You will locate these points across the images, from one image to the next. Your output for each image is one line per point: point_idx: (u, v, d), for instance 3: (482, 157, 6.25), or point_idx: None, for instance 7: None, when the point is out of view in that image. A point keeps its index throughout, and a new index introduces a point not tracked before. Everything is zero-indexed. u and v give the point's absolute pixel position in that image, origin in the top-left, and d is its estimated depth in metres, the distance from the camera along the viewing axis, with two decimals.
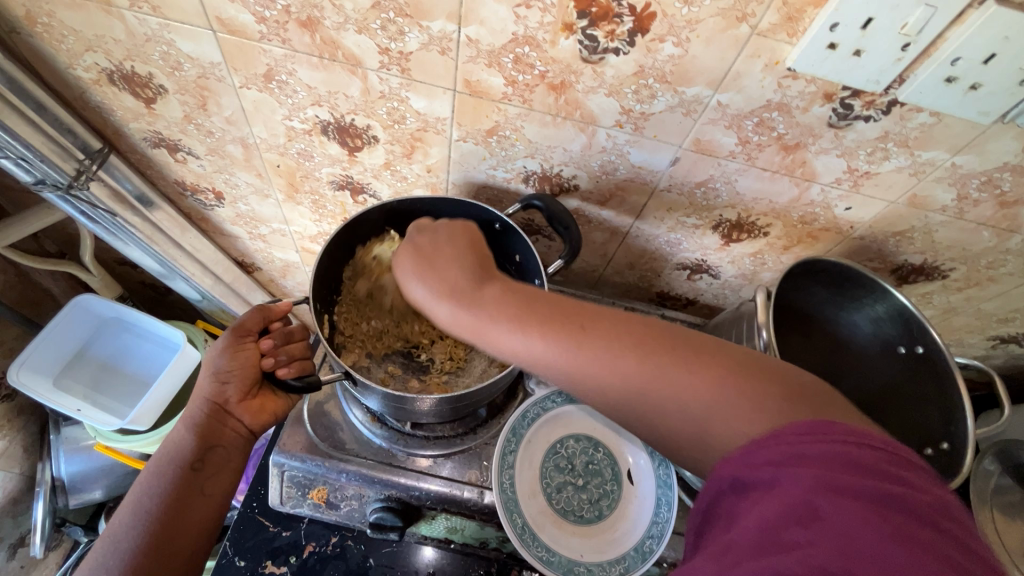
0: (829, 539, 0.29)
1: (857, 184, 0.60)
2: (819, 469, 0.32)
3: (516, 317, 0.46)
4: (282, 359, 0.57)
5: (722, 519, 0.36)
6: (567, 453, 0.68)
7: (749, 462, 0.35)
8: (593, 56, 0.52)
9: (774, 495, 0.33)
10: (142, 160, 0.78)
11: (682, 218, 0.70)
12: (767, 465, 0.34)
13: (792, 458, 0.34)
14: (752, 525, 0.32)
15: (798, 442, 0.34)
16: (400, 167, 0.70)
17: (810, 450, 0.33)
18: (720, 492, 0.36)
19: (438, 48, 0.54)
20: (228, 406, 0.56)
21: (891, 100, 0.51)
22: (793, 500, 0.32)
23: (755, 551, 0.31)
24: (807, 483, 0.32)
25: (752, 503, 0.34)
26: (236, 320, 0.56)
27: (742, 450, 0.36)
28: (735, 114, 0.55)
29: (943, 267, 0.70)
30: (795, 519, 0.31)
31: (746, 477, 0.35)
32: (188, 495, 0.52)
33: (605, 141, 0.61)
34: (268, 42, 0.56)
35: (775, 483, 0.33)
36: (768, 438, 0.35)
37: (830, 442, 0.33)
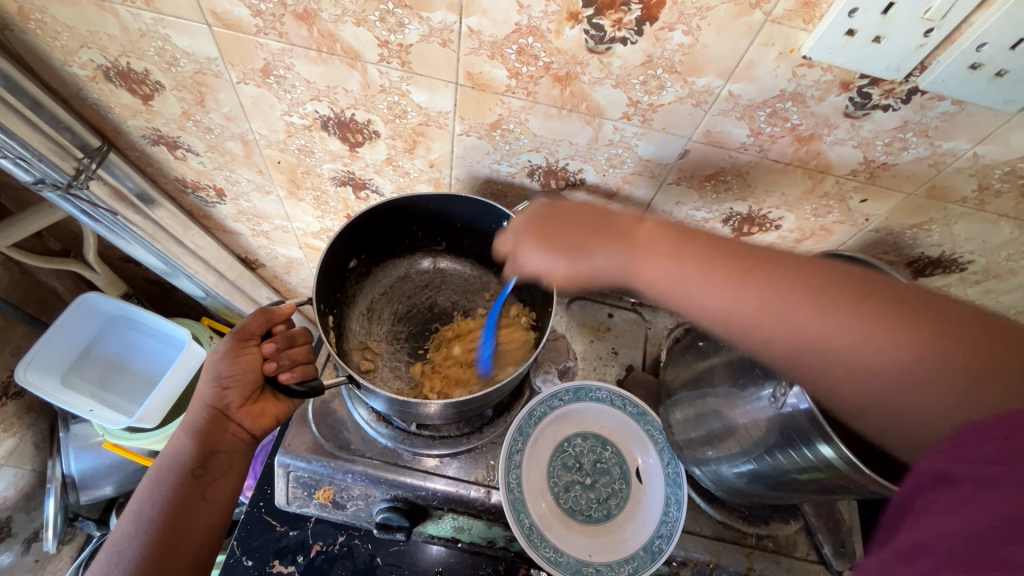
0: (1003, 536, 0.31)
1: (873, 175, 0.58)
2: (1000, 466, 0.33)
3: (701, 262, 0.47)
4: (285, 363, 0.56)
5: (910, 518, 0.37)
6: (575, 452, 0.67)
7: (955, 454, 0.36)
8: (600, 46, 0.50)
9: (971, 494, 0.34)
10: (142, 157, 0.77)
11: (691, 212, 0.69)
12: (980, 463, 0.34)
13: (1005, 457, 0.33)
14: (952, 523, 0.34)
15: (993, 436, 0.34)
16: (403, 162, 0.69)
17: (1005, 449, 0.33)
18: (919, 484, 0.37)
19: (439, 40, 0.52)
20: (228, 411, 0.55)
21: (911, 88, 0.48)
22: (991, 516, 0.32)
23: (948, 556, 0.32)
24: (1008, 496, 0.32)
25: (949, 500, 0.35)
26: (238, 324, 0.55)
27: (942, 445, 0.37)
28: (748, 105, 0.53)
29: (961, 260, 0.68)
30: (1002, 536, 0.31)
31: (950, 470, 0.36)
32: (189, 501, 0.52)
33: (612, 134, 0.59)
34: (265, 36, 0.55)
35: (985, 481, 0.33)
36: (967, 435, 0.35)
37: (985, 442, 0.34)
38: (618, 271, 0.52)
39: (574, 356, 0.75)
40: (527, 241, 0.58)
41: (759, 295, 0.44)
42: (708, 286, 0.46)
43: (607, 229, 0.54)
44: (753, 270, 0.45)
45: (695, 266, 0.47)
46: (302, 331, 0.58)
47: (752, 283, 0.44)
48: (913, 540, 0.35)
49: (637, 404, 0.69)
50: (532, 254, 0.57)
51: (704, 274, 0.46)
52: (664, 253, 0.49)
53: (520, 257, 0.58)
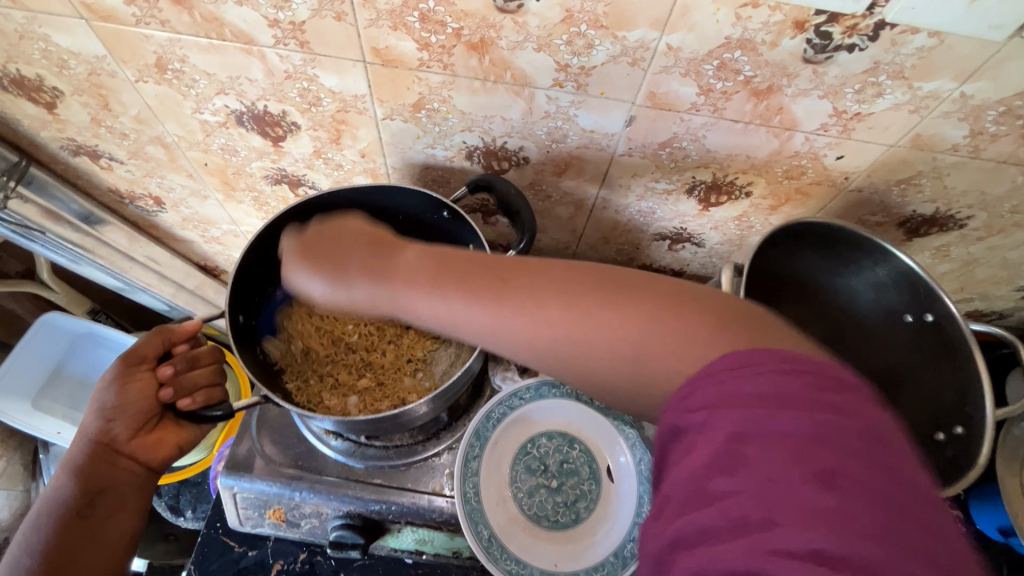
0: (752, 488, 0.26)
1: (847, 128, 0.51)
2: (741, 409, 0.28)
3: (461, 282, 0.38)
4: (185, 388, 0.52)
5: (659, 468, 0.31)
6: (538, 453, 0.62)
7: (681, 403, 0.30)
8: (510, 4, 0.43)
9: (703, 440, 0.28)
10: (68, 171, 0.72)
11: (650, 184, 0.62)
12: (700, 408, 0.29)
13: (751, 397, 0.28)
14: (682, 477, 0.28)
15: (779, 371, 0.29)
16: (332, 154, 0.63)
17: (796, 384, 0.28)
18: (662, 439, 0.31)
19: (333, 13, 0.46)
20: (116, 444, 0.51)
21: (878, 23, 0.41)
22: (717, 447, 0.28)
23: (682, 508, 0.28)
24: (732, 427, 0.28)
25: (683, 450, 0.29)
26: (127, 348, 0.52)
27: (675, 391, 0.31)
28: (691, 58, 0.46)
29: (959, 216, 0.61)
30: (717, 467, 0.27)
31: (679, 422, 0.30)
32: (76, 543, 0.49)
33: (546, 105, 0.53)
34: (147, 26, 0.49)
35: (703, 428, 0.29)
36: (703, 377, 0.30)
37: (759, 376, 0.29)
38: (388, 301, 0.42)
39: None
40: (295, 261, 0.49)
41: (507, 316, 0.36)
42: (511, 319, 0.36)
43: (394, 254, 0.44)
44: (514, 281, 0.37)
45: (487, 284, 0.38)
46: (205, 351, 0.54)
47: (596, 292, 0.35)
48: (661, 493, 0.30)
49: None
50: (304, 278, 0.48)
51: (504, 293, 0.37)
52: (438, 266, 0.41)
53: (292, 278, 0.50)
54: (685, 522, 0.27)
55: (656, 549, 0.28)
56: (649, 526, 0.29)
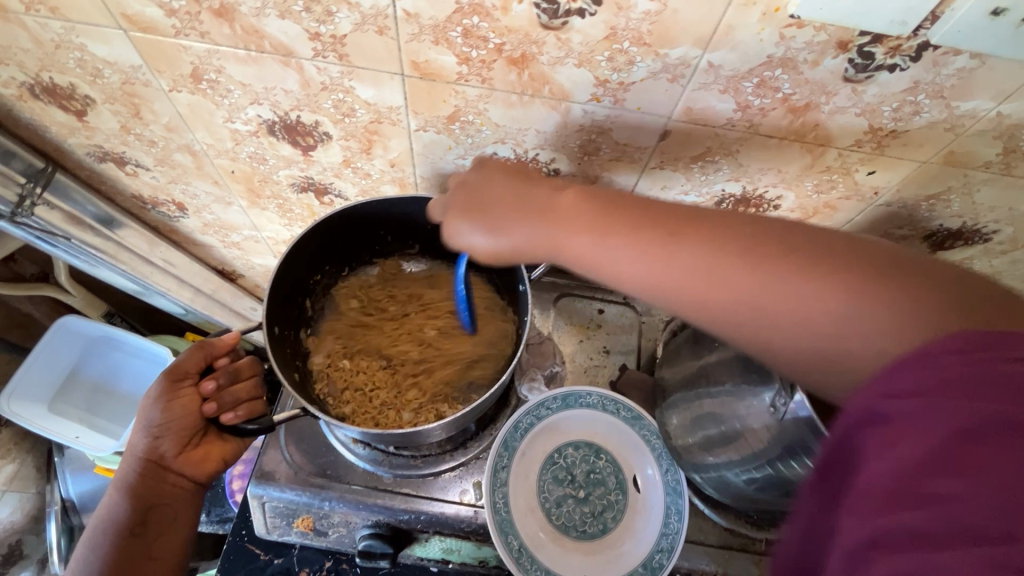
0: (977, 490, 0.27)
1: (881, 144, 0.51)
2: (972, 401, 0.28)
3: (628, 229, 0.42)
4: (227, 403, 0.51)
5: (851, 455, 0.32)
6: (566, 463, 0.62)
7: (883, 390, 0.31)
8: (554, 21, 0.43)
9: (915, 433, 0.29)
10: (93, 176, 0.72)
11: (679, 196, 0.62)
12: (902, 399, 0.30)
13: (930, 391, 0.29)
14: (890, 468, 0.30)
15: (976, 358, 0.29)
16: (361, 164, 0.63)
17: (988, 371, 0.28)
18: (848, 421, 0.33)
19: (375, 27, 0.46)
20: (165, 461, 0.51)
21: (921, 44, 0.41)
22: (935, 445, 0.28)
23: (887, 505, 0.29)
24: (953, 426, 0.28)
25: (884, 446, 0.30)
26: (170, 363, 0.50)
27: (875, 377, 0.32)
28: (731, 76, 0.46)
29: (985, 230, 0.61)
30: (932, 468, 0.28)
31: (879, 411, 0.31)
32: (133, 561, 0.50)
33: (581, 119, 0.53)
34: (186, 38, 0.49)
35: (915, 421, 0.29)
36: (917, 358, 0.30)
37: (975, 368, 0.29)
38: (543, 244, 0.45)
39: (561, 361, 0.70)
40: (457, 212, 0.50)
41: (658, 260, 0.40)
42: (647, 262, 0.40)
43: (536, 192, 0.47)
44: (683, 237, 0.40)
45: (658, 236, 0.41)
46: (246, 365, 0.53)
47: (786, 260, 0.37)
48: (858, 486, 0.31)
49: (631, 407, 0.65)
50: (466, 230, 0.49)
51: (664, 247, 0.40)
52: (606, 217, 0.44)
53: (453, 229, 0.50)
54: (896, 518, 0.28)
55: (854, 541, 0.30)
56: (849, 518, 0.31)
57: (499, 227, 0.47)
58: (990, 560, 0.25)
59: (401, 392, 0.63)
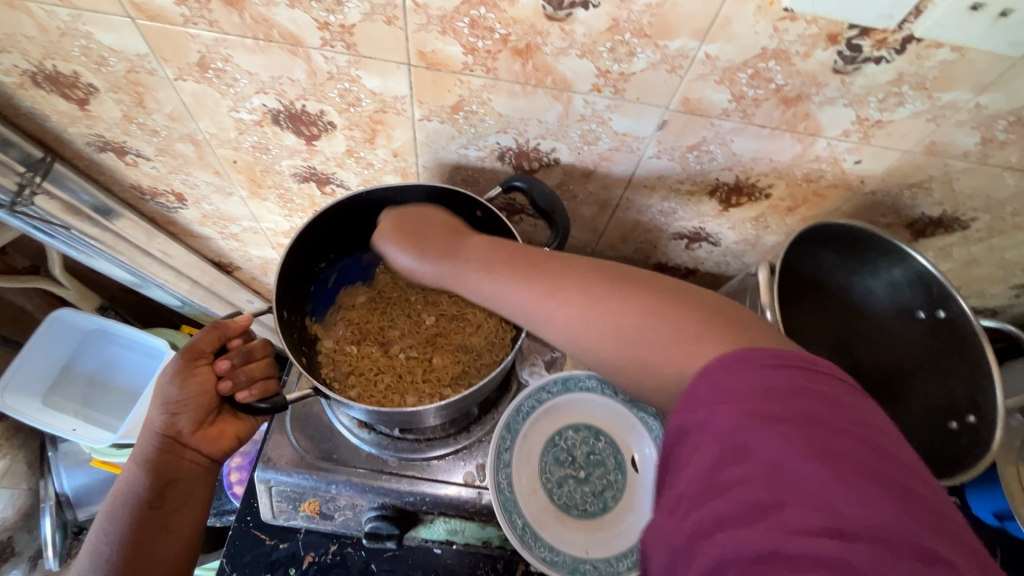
0: (761, 476, 0.28)
1: (868, 134, 0.54)
2: (743, 404, 0.30)
3: (516, 271, 0.47)
4: (241, 381, 0.52)
5: (667, 468, 0.33)
6: (566, 445, 0.64)
7: (686, 407, 0.32)
8: (559, 12, 0.45)
9: (710, 440, 0.30)
10: (92, 166, 0.72)
11: (675, 186, 0.64)
12: (704, 408, 0.31)
13: (726, 397, 0.31)
14: (696, 474, 0.30)
15: (762, 368, 0.31)
16: (364, 153, 0.64)
17: (780, 381, 0.31)
18: (665, 440, 0.33)
19: (384, 17, 0.47)
20: (182, 437, 0.52)
21: (906, 37, 0.44)
22: (727, 442, 0.29)
23: (699, 500, 0.29)
24: (735, 424, 0.30)
25: (689, 451, 0.31)
26: (186, 342, 0.52)
27: (682, 395, 0.33)
28: (726, 67, 0.48)
29: (964, 218, 0.64)
30: (726, 460, 0.29)
31: (682, 425, 0.32)
32: (150, 534, 0.50)
33: (582, 109, 0.55)
34: (195, 26, 0.50)
35: (708, 426, 0.31)
36: (704, 376, 0.33)
37: (757, 372, 0.31)
38: (453, 276, 0.53)
39: (561, 346, 0.72)
40: (388, 238, 0.60)
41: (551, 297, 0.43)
42: (588, 312, 0.40)
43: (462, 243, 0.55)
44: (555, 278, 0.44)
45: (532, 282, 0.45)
46: (259, 344, 0.55)
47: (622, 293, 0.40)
48: (674, 489, 0.31)
49: (629, 391, 0.67)
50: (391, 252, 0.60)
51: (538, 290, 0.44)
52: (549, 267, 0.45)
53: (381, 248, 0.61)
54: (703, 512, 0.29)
55: (679, 539, 0.29)
56: (667, 522, 0.31)
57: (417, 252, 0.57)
58: (773, 526, 0.27)
59: (406, 378, 0.64)
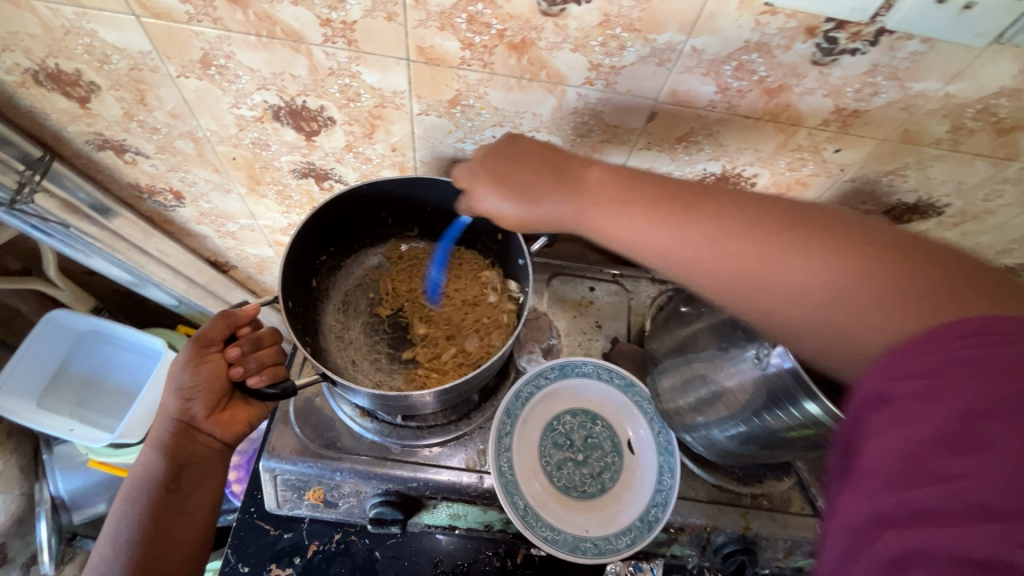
0: (993, 472, 0.27)
1: (846, 123, 0.57)
2: (958, 387, 0.29)
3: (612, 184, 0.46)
4: (251, 367, 0.54)
5: (857, 440, 0.33)
6: (564, 429, 0.66)
7: (901, 377, 0.31)
8: (553, 8, 0.47)
9: (921, 421, 0.30)
10: (90, 165, 0.73)
11: (664, 176, 0.67)
12: (916, 385, 0.31)
13: (941, 376, 0.30)
14: (895, 453, 0.30)
15: (990, 349, 0.29)
16: (363, 148, 0.66)
17: (1007, 363, 0.29)
18: (857, 406, 0.33)
19: (384, 14, 0.49)
20: (196, 422, 0.53)
21: (878, 30, 0.47)
22: (945, 427, 0.29)
23: (898, 484, 0.30)
24: (963, 410, 0.29)
25: (894, 426, 0.31)
26: (197, 331, 0.53)
27: (884, 360, 0.32)
28: (712, 59, 0.51)
29: (938, 204, 0.67)
30: (949, 447, 0.29)
31: (891, 398, 0.31)
32: (168, 516, 0.52)
33: (575, 101, 0.57)
34: (198, 24, 0.51)
35: (929, 403, 0.30)
36: (918, 345, 0.31)
37: (929, 351, 0.31)
38: (578, 213, 0.46)
39: (557, 334, 0.74)
40: (482, 178, 0.52)
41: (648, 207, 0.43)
42: (656, 211, 0.42)
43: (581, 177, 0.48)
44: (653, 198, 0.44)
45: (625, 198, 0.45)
46: (268, 332, 0.56)
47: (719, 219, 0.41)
48: (864, 465, 0.32)
49: (624, 375, 0.69)
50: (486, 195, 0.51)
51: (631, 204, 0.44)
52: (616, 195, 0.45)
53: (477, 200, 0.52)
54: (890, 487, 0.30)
55: (858, 519, 0.31)
56: (850, 498, 0.32)
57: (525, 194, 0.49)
58: (947, 493, 0.28)
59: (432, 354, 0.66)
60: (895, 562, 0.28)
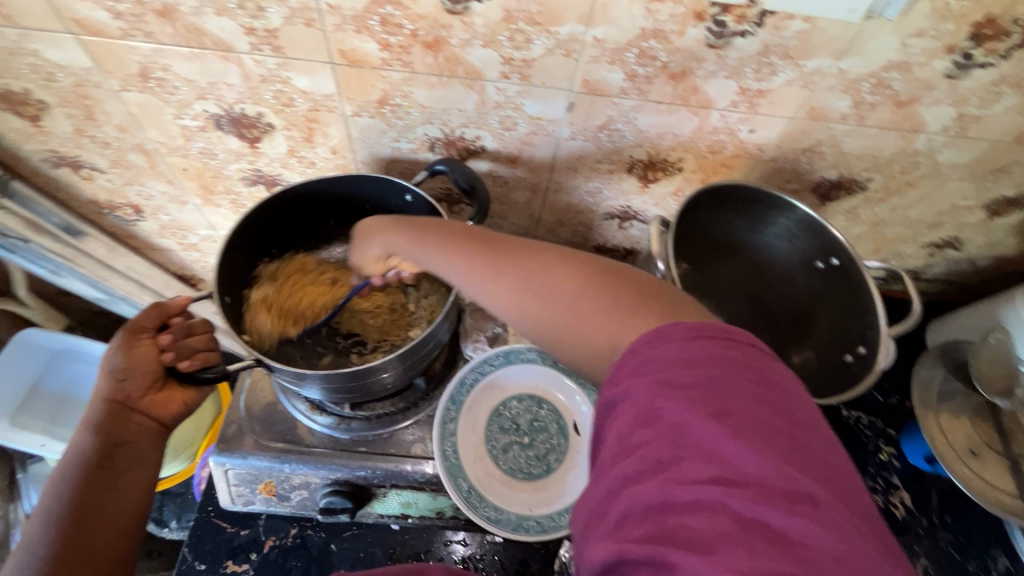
0: (664, 438, 0.30)
1: (753, 104, 0.60)
2: (655, 372, 0.32)
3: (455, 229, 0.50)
4: (185, 351, 0.58)
5: (595, 443, 0.35)
6: (510, 414, 0.68)
7: (610, 381, 0.35)
8: (457, 6, 0.51)
9: (623, 406, 0.33)
10: (49, 183, 0.76)
11: (595, 165, 0.69)
12: (623, 379, 0.34)
13: (642, 365, 0.33)
14: (611, 438, 0.33)
15: (705, 335, 0.33)
16: (305, 153, 0.69)
17: (717, 348, 0.33)
18: (595, 415, 0.35)
19: (303, 20, 0.52)
20: (130, 402, 0.55)
21: (760, 11, 0.50)
22: (640, 405, 0.32)
23: (612, 463, 0.32)
24: (649, 389, 0.32)
25: (610, 419, 0.33)
26: (129, 319, 0.57)
27: (610, 370, 0.35)
28: (615, 48, 0.54)
29: (860, 179, 0.70)
30: (637, 423, 0.31)
31: (607, 399, 0.34)
32: (102, 492, 0.51)
33: (496, 96, 0.60)
34: (133, 39, 0.55)
35: (626, 396, 0.33)
36: (629, 353, 0.34)
37: (671, 343, 0.33)
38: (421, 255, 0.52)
39: (503, 323, 0.75)
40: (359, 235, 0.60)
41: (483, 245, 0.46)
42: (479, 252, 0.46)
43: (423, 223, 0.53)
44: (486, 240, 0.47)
45: (462, 237, 0.48)
46: (200, 320, 0.60)
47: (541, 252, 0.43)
48: (596, 460, 0.34)
49: (568, 360, 0.71)
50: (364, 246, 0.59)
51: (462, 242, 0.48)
52: (448, 239, 0.49)
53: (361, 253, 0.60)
54: (615, 472, 0.31)
55: (592, 504, 0.32)
56: (586, 488, 0.33)
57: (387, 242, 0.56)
58: (670, 480, 0.29)
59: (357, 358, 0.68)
60: (612, 527, 0.30)
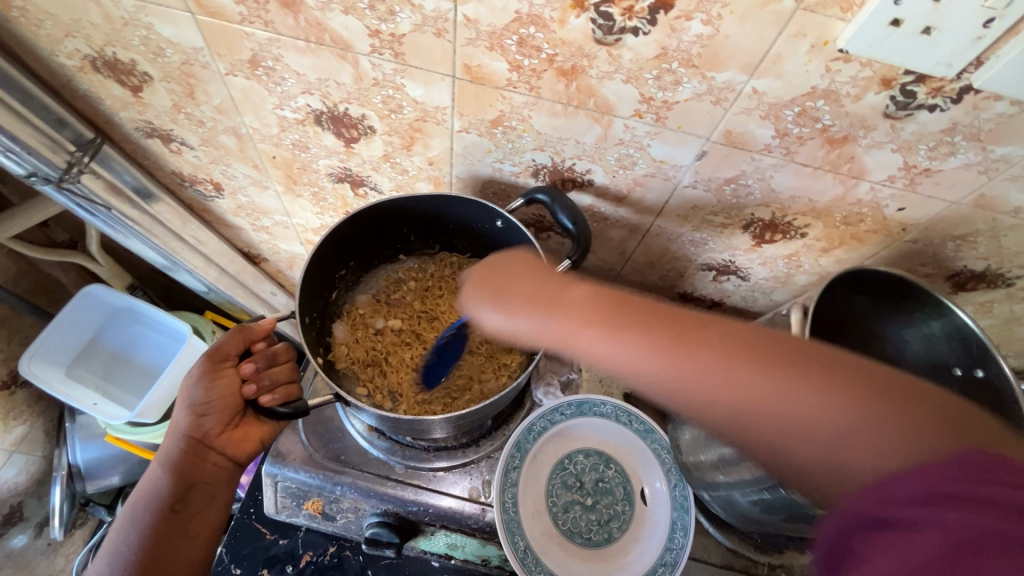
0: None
1: (913, 182, 0.52)
2: (944, 508, 0.31)
3: (615, 321, 0.44)
4: (266, 384, 0.56)
5: (851, 558, 0.33)
6: (576, 470, 0.63)
7: (884, 496, 0.33)
8: (609, 37, 0.45)
9: (915, 536, 0.31)
10: (138, 150, 0.74)
11: (708, 217, 0.63)
12: (903, 503, 0.32)
13: (934, 496, 0.32)
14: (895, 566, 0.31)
15: (956, 473, 0.32)
16: (400, 159, 0.65)
17: (974, 486, 0.31)
18: (848, 524, 0.34)
19: (434, 29, 0.48)
20: (208, 439, 0.55)
21: (963, 87, 0.43)
22: (934, 545, 0.30)
23: None
24: (944, 528, 0.30)
25: (885, 544, 0.32)
26: (214, 345, 0.56)
27: (872, 486, 0.34)
28: (774, 103, 0.48)
29: (1009, 275, 0.62)
30: (934, 564, 0.30)
31: (877, 514, 0.33)
32: (170, 537, 0.54)
33: (622, 133, 0.54)
34: (251, 25, 0.51)
35: (917, 523, 0.31)
36: (909, 474, 0.33)
37: (943, 475, 0.32)
38: (555, 335, 0.47)
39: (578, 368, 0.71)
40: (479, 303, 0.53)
41: (649, 347, 0.41)
42: (639, 355, 0.41)
43: (554, 300, 0.48)
44: (653, 331, 0.42)
45: (613, 329, 0.43)
46: (283, 349, 0.59)
47: (733, 358, 0.39)
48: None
49: (644, 421, 0.65)
50: (483, 312, 0.52)
51: (618, 340, 0.43)
52: (601, 323, 0.44)
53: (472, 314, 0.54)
54: None
55: None
56: None
57: (503, 307, 0.51)
58: None
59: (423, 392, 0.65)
60: None
